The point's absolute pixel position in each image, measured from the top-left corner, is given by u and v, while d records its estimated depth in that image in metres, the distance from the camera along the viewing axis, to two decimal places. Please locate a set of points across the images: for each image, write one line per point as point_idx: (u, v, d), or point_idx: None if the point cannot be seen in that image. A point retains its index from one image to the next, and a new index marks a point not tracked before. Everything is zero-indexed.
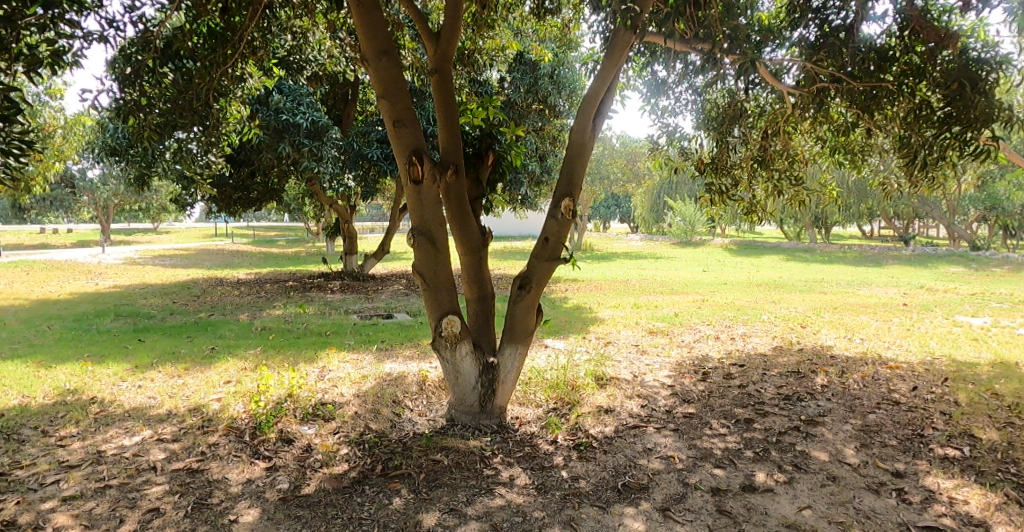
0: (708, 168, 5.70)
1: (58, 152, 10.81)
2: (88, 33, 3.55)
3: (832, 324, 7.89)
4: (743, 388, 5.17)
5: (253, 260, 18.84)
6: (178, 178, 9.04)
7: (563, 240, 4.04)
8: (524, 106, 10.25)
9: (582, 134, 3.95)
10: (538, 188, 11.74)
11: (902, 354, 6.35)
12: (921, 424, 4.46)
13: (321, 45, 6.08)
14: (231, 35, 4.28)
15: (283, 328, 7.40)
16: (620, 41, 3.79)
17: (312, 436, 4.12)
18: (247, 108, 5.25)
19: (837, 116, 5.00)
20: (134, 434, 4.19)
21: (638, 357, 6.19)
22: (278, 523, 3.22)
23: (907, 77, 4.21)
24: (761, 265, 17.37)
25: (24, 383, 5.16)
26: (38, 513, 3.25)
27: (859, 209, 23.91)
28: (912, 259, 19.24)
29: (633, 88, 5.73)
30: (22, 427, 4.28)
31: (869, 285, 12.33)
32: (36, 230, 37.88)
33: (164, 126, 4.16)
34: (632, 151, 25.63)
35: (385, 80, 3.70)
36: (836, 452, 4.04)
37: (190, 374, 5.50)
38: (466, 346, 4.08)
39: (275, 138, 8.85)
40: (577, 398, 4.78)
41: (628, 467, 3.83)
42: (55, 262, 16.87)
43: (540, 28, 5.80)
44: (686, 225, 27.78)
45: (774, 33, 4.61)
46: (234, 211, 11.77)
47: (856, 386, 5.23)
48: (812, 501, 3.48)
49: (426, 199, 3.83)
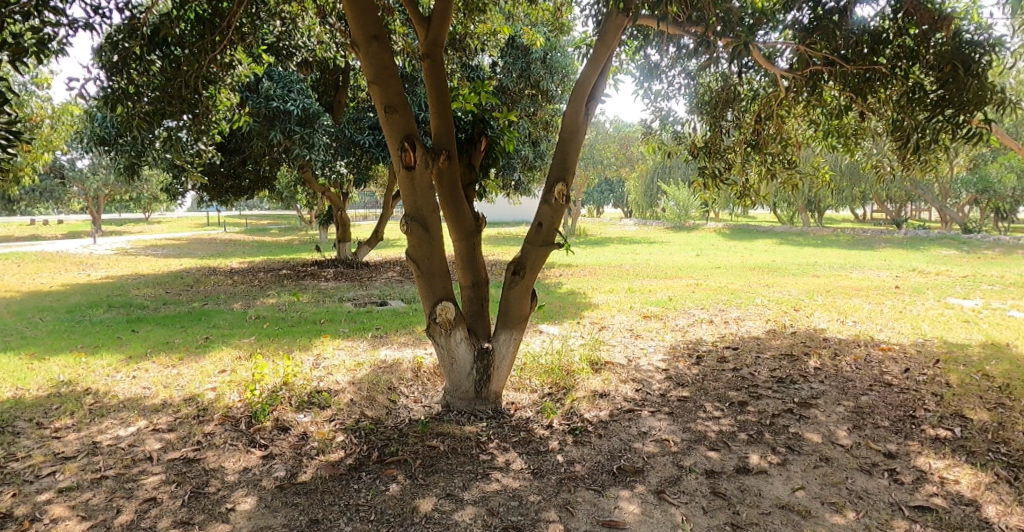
0: (702, 152, 5.80)
1: (45, 142, 10.66)
2: (73, 20, 3.50)
3: (825, 307, 7.94)
4: (737, 371, 5.20)
5: (246, 250, 18.68)
6: (167, 167, 8.96)
7: (557, 225, 4.02)
8: (516, 92, 10.19)
9: (575, 118, 3.94)
10: (531, 173, 11.70)
11: (894, 337, 6.38)
12: (912, 405, 4.50)
13: (311, 31, 5.96)
14: (218, 22, 4.25)
15: (278, 316, 7.38)
16: (612, 24, 3.79)
17: (307, 424, 4.11)
18: (237, 95, 5.21)
19: (831, 100, 4.99)
20: (129, 425, 4.18)
21: (632, 341, 6.22)
22: (275, 510, 3.23)
23: (901, 60, 4.20)
24: (754, 249, 17.46)
25: (18, 375, 5.15)
26: (34, 505, 3.25)
27: (851, 192, 24.06)
28: (905, 242, 19.38)
29: (626, 72, 5.72)
30: (16, 419, 4.27)
31: (862, 269, 12.37)
32: (26, 222, 38.10)
33: (154, 115, 4.08)
34: (624, 135, 26.02)
35: (374, 67, 3.66)
36: (829, 433, 4.07)
37: (185, 363, 5.49)
38: (460, 333, 4.07)
39: (264, 126, 8.77)
40: (572, 382, 4.80)
41: (622, 450, 3.85)
42: (47, 254, 16.55)
43: (531, 12, 5.74)
44: (680, 210, 27.73)
45: (767, 16, 4.61)
46: (226, 199, 11.68)
47: (849, 369, 5.26)
48: (806, 482, 3.52)
49: (419, 185, 3.80)
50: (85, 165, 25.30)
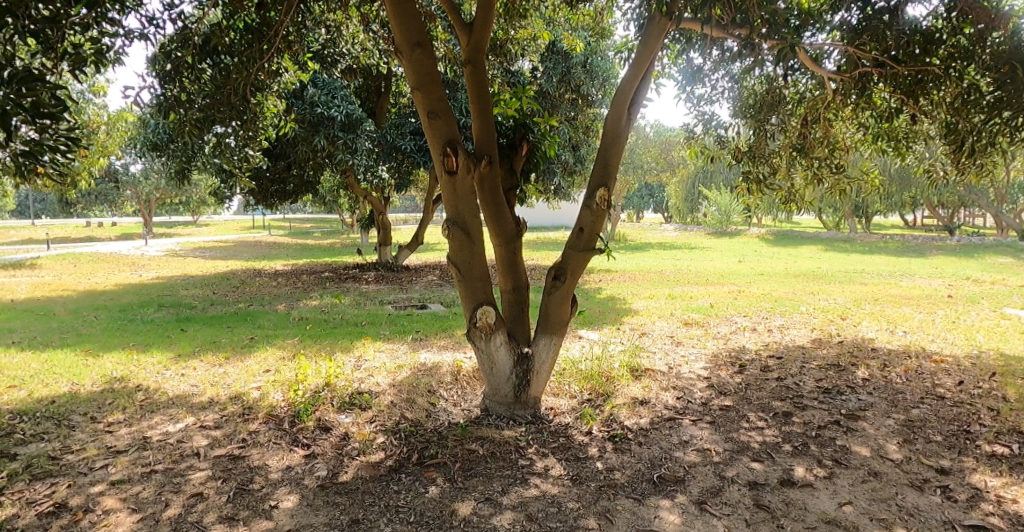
0: (746, 156, 5.55)
1: (101, 147, 11.11)
2: (128, 31, 3.64)
3: (874, 316, 7.69)
4: (782, 380, 5.08)
5: (289, 252, 19.17)
6: (215, 172, 9.22)
7: (598, 231, 4.00)
8: (557, 97, 10.19)
9: (617, 124, 3.90)
10: (571, 177, 11.70)
11: (947, 348, 6.14)
12: (966, 419, 4.32)
13: (354, 38, 6.11)
14: (266, 30, 4.33)
15: (320, 318, 7.51)
16: (655, 28, 3.74)
17: (349, 424, 4.18)
18: (283, 102, 5.35)
19: (881, 102, 4.81)
20: (177, 421, 4.32)
21: (673, 348, 6.13)
22: (316, 509, 3.28)
23: (955, 60, 4.05)
24: (798, 255, 17.10)
25: (73, 371, 5.37)
26: (88, 496, 3.37)
27: (901, 197, 23.31)
28: (959, 249, 18.65)
29: (668, 76, 5.66)
30: (72, 413, 4.45)
31: (913, 277, 11.96)
32: (82, 224, 39.92)
33: (204, 121, 4.29)
34: (665, 140, 25.79)
35: (417, 72, 3.70)
36: (878, 447, 3.94)
37: (231, 363, 5.64)
38: (500, 337, 4.07)
39: (309, 132, 8.98)
40: (612, 389, 4.74)
41: (663, 459, 3.80)
42: (101, 255, 17.27)
43: (572, 17, 5.74)
44: (722, 216, 27.25)
45: (813, 17, 4.51)
46: (271, 203, 11.96)
47: (899, 380, 5.09)
48: (853, 497, 3.40)
49: (460, 190, 3.83)
50: (137, 170, 26.21)
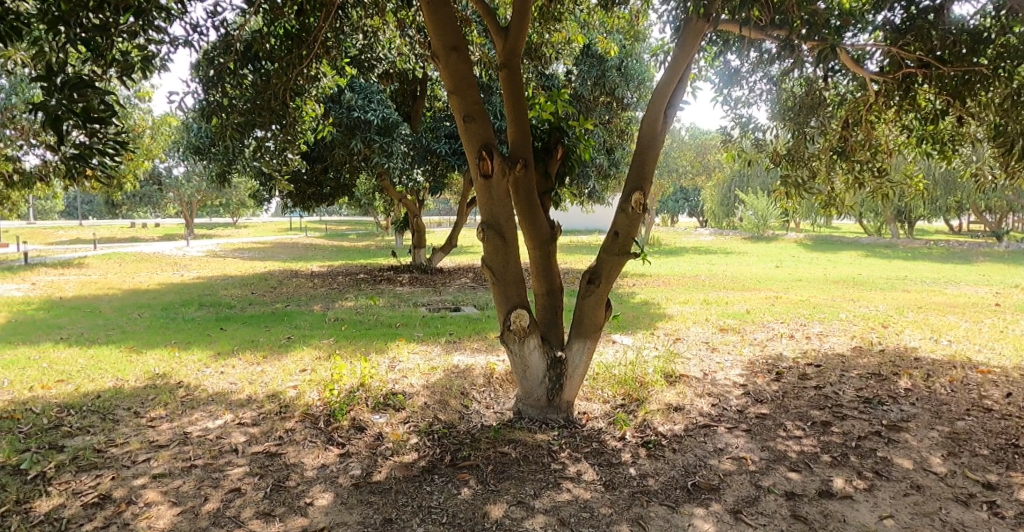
0: (783, 160, 5.53)
1: (146, 151, 11.48)
2: (173, 38, 3.75)
3: (917, 324, 7.47)
4: (820, 389, 4.97)
5: (325, 254, 19.49)
6: (255, 175, 9.44)
7: (633, 235, 3.97)
8: (591, 100, 10.16)
9: (652, 127, 3.87)
10: (605, 181, 11.64)
11: (995, 358, 5.93)
12: (1015, 433, 4.16)
13: (392, 43, 6.21)
14: (306, 36, 4.44)
15: (354, 319, 7.62)
16: (692, 30, 3.71)
17: (383, 425, 4.23)
18: (321, 106, 5.47)
19: (926, 104, 4.67)
20: (216, 418, 4.43)
21: (708, 354, 6.05)
22: (350, 507, 3.33)
23: (1005, 60, 3.88)
24: (838, 261, 16.69)
25: (118, 367, 5.56)
26: (131, 489, 3.48)
27: (946, 201, 22.57)
28: (1008, 256, 17.97)
29: (705, 79, 5.59)
30: (117, 408, 4.60)
31: (958, 284, 11.57)
32: (127, 224, 41.29)
33: (246, 125, 4.34)
34: (700, 143, 25.48)
35: (453, 77, 3.73)
36: (921, 459, 3.82)
37: (268, 362, 5.76)
38: (534, 340, 4.07)
39: (346, 135, 9.14)
40: (646, 394, 4.70)
41: (697, 466, 3.75)
42: (144, 254, 17.85)
43: (607, 21, 5.73)
44: (759, 220, 26.76)
45: (855, 17, 4.39)
46: (307, 206, 12.19)
47: (944, 391, 4.93)
48: (895, 511, 3.30)
49: (495, 193, 3.84)
50: (180, 172, 27.01)
